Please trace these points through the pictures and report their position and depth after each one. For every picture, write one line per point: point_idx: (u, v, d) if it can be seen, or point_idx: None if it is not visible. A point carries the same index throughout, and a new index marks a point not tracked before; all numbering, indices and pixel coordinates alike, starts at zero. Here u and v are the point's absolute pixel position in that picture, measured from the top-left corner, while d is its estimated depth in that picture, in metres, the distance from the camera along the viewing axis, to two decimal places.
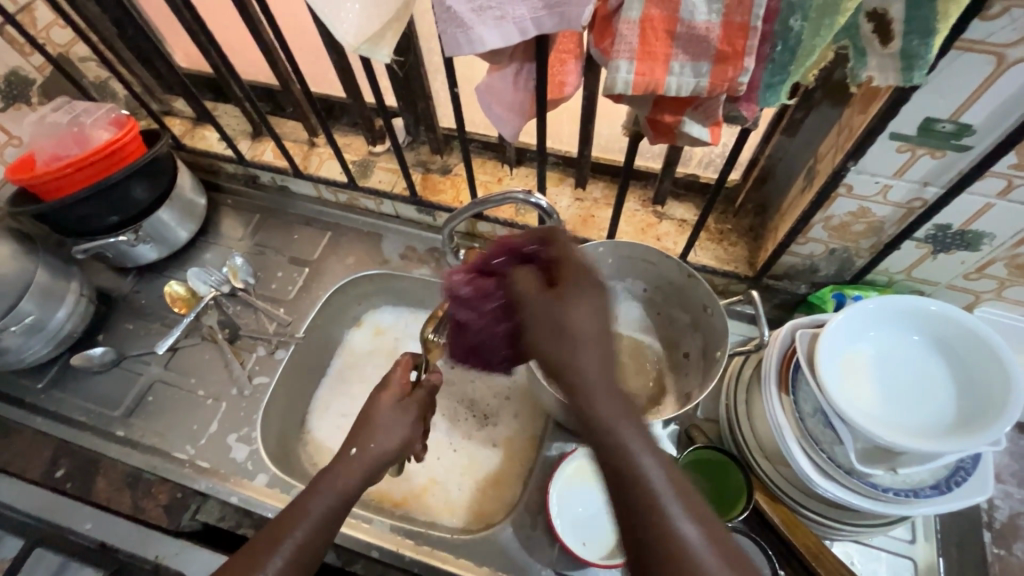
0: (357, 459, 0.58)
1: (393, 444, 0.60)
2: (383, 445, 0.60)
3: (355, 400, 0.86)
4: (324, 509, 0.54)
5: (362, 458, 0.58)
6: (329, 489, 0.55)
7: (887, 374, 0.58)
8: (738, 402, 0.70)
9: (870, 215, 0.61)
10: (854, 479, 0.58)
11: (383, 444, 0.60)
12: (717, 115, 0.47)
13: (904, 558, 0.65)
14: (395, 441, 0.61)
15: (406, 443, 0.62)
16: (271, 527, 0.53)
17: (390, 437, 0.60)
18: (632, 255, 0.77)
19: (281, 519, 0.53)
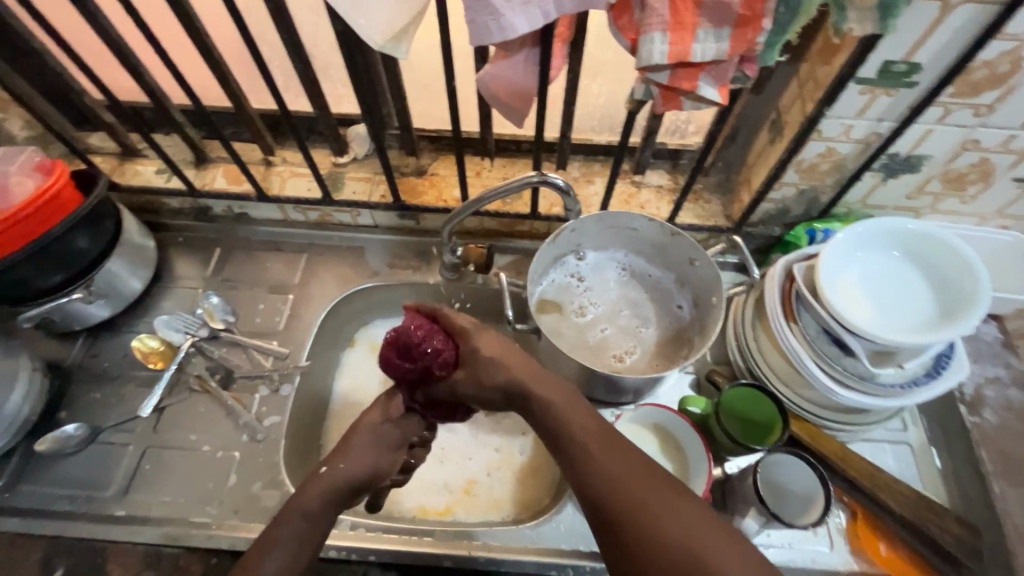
0: (322, 482, 0.59)
1: (365, 468, 0.62)
2: (353, 469, 0.61)
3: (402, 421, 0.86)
4: (294, 535, 0.55)
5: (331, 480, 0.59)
6: (296, 515, 0.56)
7: (878, 288, 0.67)
8: (748, 339, 0.76)
9: (835, 153, 0.70)
10: (868, 381, 0.66)
11: (355, 466, 0.61)
12: (728, 75, 0.51)
13: (903, 445, 0.75)
14: (371, 462, 0.63)
15: (380, 466, 0.63)
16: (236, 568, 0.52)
17: (358, 455, 0.62)
18: (616, 224, 0.81)
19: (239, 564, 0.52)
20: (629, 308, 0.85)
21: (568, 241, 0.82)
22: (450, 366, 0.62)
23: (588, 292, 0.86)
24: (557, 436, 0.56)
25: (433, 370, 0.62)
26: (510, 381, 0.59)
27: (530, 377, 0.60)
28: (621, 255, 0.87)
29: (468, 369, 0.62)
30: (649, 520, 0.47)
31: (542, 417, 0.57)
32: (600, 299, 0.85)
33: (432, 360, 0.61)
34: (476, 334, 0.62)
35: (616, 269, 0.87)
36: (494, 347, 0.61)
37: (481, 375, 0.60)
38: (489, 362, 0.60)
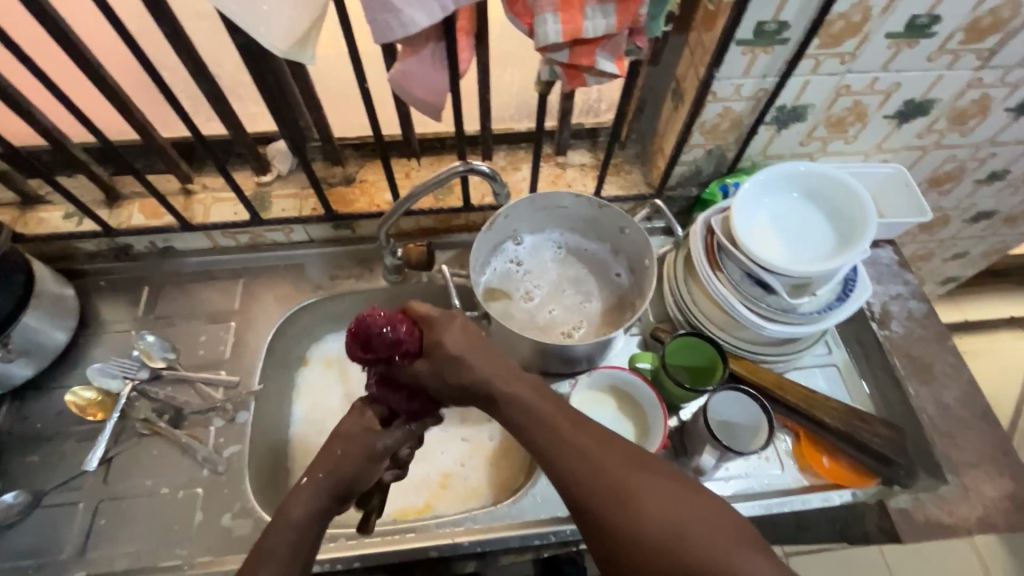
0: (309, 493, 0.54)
1: (350, 473, 0.56)
2: (337, 476, 0.56)
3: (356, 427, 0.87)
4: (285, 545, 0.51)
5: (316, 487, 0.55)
6: (285, 528, 0.52)
7: (785, 227, 0.73)
8: (683, 293, 0.82)
9: (732, 112, 0.76)
10: (790, 313, 0.73)
11: (341, 472, 0.56)
12: (621, 48, 0.55)
13: (830, 366, 0.82)
14: (355, 464, 0.57)
15: (367, 467, 0.58)
16: None
17: (342, 460, 0.57)
18: (546, 205, 0.85)
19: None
20: (570, 284, 0.89)
21: (503, 228, 0.85)
22: (411, 357, 0.56)
23: (530, 274, 0.89)
24: (527, 426, 0.56)
25: (394, 358, 0.56)
26: (482, 372, 0.56)
27: (494, 371, 0.57)
28: (556, 235, 0.91)
29: (434, 358, 0.56)
30: (631, 502, 0.49)
31: (509, 410, 0.57)
32: (542, 279, 0.89)
33: (391, 349, 0.55)
34: (442, 322, 0.58)
35: (553, 249, 0.91)
36: (461, 339, 0.57)
37: (451, 371, 0.56)
38: (458, 356, 0.56)
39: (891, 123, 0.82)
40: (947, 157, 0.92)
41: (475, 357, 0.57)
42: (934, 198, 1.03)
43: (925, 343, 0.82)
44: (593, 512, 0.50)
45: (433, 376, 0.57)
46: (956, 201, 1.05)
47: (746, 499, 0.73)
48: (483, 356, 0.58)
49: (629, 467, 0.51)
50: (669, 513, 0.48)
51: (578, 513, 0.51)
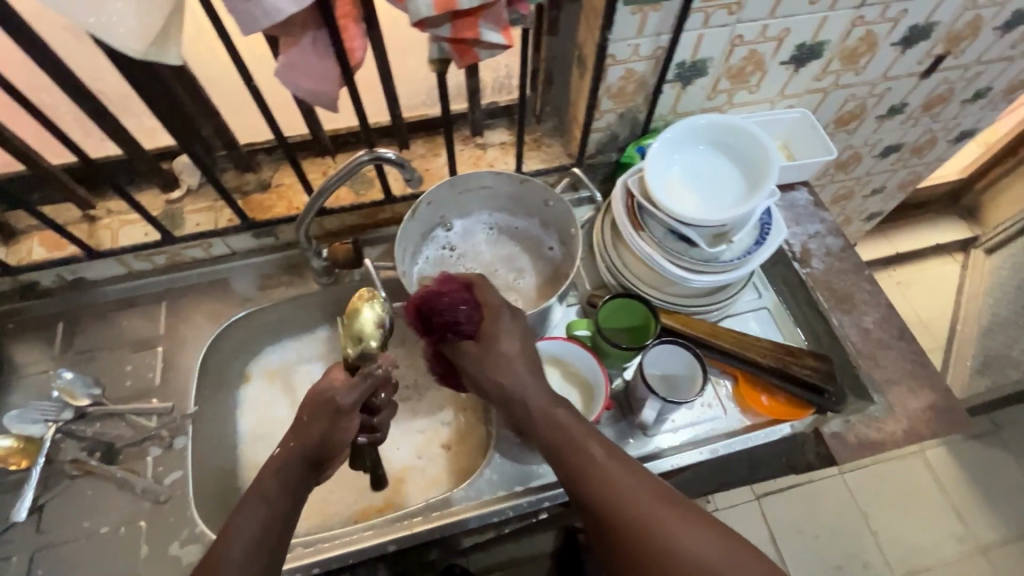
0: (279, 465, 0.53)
1: (320, 436, 0.55)
2: (305, 440, 0.55)
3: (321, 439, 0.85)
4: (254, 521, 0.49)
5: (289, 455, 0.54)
6: (257, 505, 0.50)
7: (697, 181, 0.75)
8: (613, 257, 0.83)
9: (634, 73, 0.77)
10: (712, 263, 0.75)
11: (312, 433, 0.55)
12: (502, 19, 0.55)
13: (761, 309, 0.85)
14: (325, 427, 0.55)
15: (335, 432, 0.56)
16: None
17: (310, 424, 0.55)
18: (469, 187, 0.85)
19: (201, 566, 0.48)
20: (505, 264, 0.89)
21: (429, 216, 0.84)
22: (464, 337, 0.61)
23: (463, 259, 0.89)
24: (560, 449, 0.55)
25: (447, 334, 0.61)
26: (515, 382, 0.59)
27: (531, 385, 0.59)
28: (485, 216, 0.91)
29: (483, 346, 0.60)
30: (659, 540, 0.48)
31: (542, 429, 0.57)
32: (474, 263, 0.89)
33: (450, 321, 0.60)
34: (507, 317, 0.62)
35: (484, 231, 0.91)
36: (516, 342, 0.61)
37: (490, 368, 0.60)
38: (504, 358, 0.60)
39: (788, 69, 0.85)
40: (847, 97, 0.96)
41: (517, 361, 0.60)
42: (842, 137, 1.08)
43: (844, 275, 0.86)
44: (620, 545, 0.50)
45: (474, 362, 0.60)
46: (864, 138, 1.10)
47: (692, 447, 0.76)
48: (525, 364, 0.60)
49: (661, 505, 0.50)
50: (702, 556, 0.47)
51: (604, 544, 0.51)
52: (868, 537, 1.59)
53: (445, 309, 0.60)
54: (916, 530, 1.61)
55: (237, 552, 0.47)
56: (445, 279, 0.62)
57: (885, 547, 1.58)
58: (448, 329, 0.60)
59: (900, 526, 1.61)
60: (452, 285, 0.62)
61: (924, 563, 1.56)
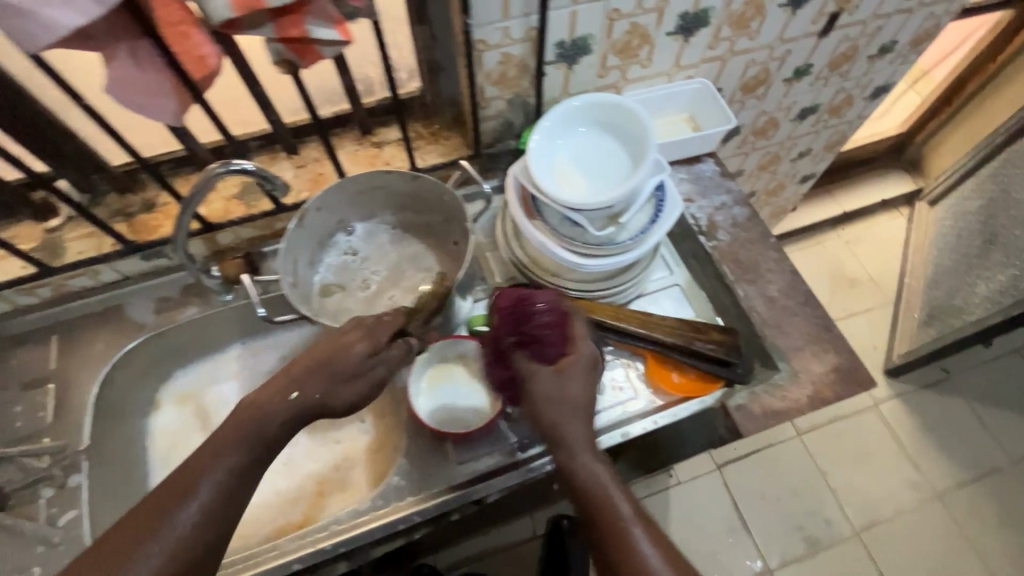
0: (284, 410, 0.56)
1: (340, 395, 0.58)
2: (326, 392, 0.58)
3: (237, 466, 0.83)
4: (213, 487, 0.51)
5: (298, 402, 0.57)
6: (249, 441, 0.54)
7: (582, 163, 0.73)
8: (514, 248, 0.82)
9: (512, 57, 0.75)
10: (605, 245, 0.73)
11: (332, 390, 0.58)
12: (333, 14, 0.53)
13: (673, 286, 0.84)
14: (342, 388, 0.59)
15: (351, 395, 0.59)
16: (166, 488, 0.51)
17: (330, 376, 0.58)
18: (361, 189, 0.82)
19: (176, 481, 0.52)
20: (410, 264, 0.87)
21: (322, 222, 0.82)
22: (546, 358, 0.64)
23: (366, 263, 0.87)
24: (595, 506, 0.57)
25: (538, 338, 0.65)
26: (572, 429, 0.61)
27: (574, 437, 0.61)
28: (386, 216, 0.88)
29: (557, 379, 0.63)
30: None
31: (576, 489, 0.59)
32: (378, 266, 0.87)
33: (545, 338, 0.64)
34: (579, 371, 0.63)
35: (387, 232, 0.88)
36: (581, 391, 0.63)
37: (545, 411, 0.62)
38: (573, 405, 0.62)
39: (677, 40, 0.83)
40: (746, 63, 0.94)
41: (579, 413, 0.62)
42: (754, 104, 1.07)
43: (750, 245, 0.85)
44: None
45: (548, 389, 0.63)
46: (776, 103, 1.09)
47: (604, 433, 0.75)
48: (583, 419, 0.62)
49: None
50: None
51: None
52: (828, 495, 1.62)
53: (539, 322, 0.65)
54: (874, 484, 1.64)
55: (215, 483, 0.52)
56: (553, 306, 0.66)
57: (844, 503, 1.61)
58: (521, 334, 0.66)
59: (858, 481, 1.64)
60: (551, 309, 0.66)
61: (883, 515, 1.60)
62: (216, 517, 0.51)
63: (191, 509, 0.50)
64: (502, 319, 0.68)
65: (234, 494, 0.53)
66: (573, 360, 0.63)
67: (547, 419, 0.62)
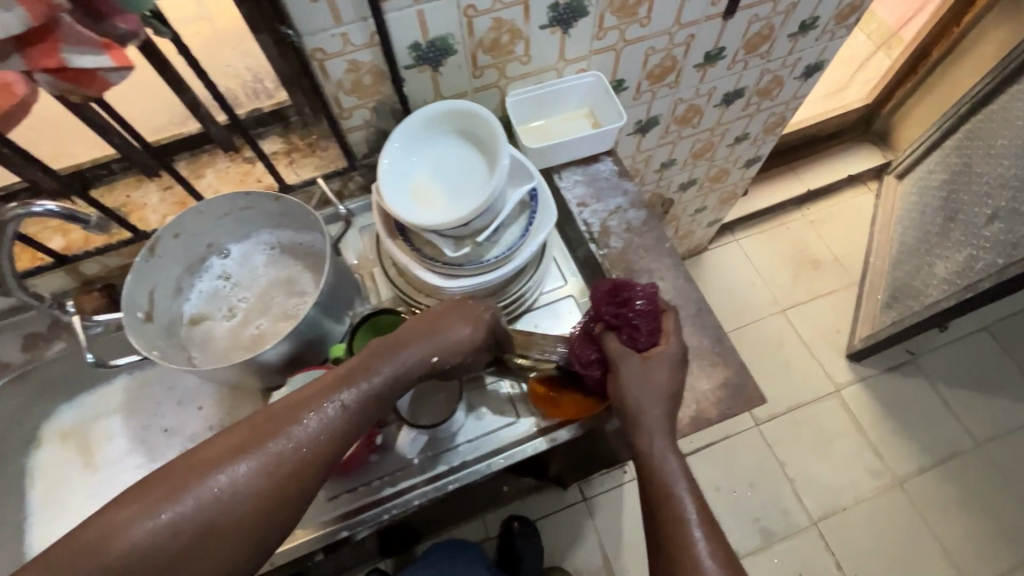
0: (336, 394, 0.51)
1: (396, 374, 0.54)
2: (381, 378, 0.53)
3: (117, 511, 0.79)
4: (364, 392, 0.52)
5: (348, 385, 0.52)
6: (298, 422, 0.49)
7: (440, 177, 0.68)
8: (389, 266, 0.77)
9: (361, 64, 0.69)
10: (467, 264, 0.68)
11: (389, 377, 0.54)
12: (95, 39, 0.48)
13: (566, 298, 0.81)
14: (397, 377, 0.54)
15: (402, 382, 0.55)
16: (197, 461, 0.46)
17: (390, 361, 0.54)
18: (223, 211, 0.77)
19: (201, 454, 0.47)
20: (289, 286, 0.82)
21: (183, 248, 0.77)
22: (642, 343, 0.61)
23: (242, 285, 0.82)
24: (659, 502, 0.56)
25: (631, 329, 0.61)
26: (655, 419, 0.59)
27: (668, 420, 0.60)
28: (263, 236, 0.83)
29: (651, 364, 0.60)
30: None
31: (655, 474, 0.58)
32: (254, 290, 0.82)
33: (641, 323, 0.60)
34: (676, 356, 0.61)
35: (265, 253, 0.84)
36: (669, 379, 0.60)
37: (646, 393, 0.59)
38: (660, 392, 0.60)
39: (554, 33, 0.77)
40: (645, 50, 0.87)
41: (662, 402, 0.60)
42: (667, 93, 1.00)
43: (644, 251, 0.80)
44: None
45: (634, 381, 0.60)
46: (693, 89, 1.02)
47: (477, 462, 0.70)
48: (670, 405, 0.60)
49: None
50: None
51: None
52: (787, 485, 1.58)
53: (640, 312, 0.61)
54: (834, 472, 1.60)
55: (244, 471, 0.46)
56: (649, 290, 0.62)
57: (802, 494, 1.57)
58: (633, 322, 0.61)
59: (818, 471, 1.60)
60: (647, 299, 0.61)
61: (842, 503, 1.56)
62: (233, 508, 0.45)
63: (238, 470, 0.46)
64: (598, 297, 0.63)
65: (267, 487, 0.47)
66: (662, 353, 0.60)
67: (635, 402, 0.60)
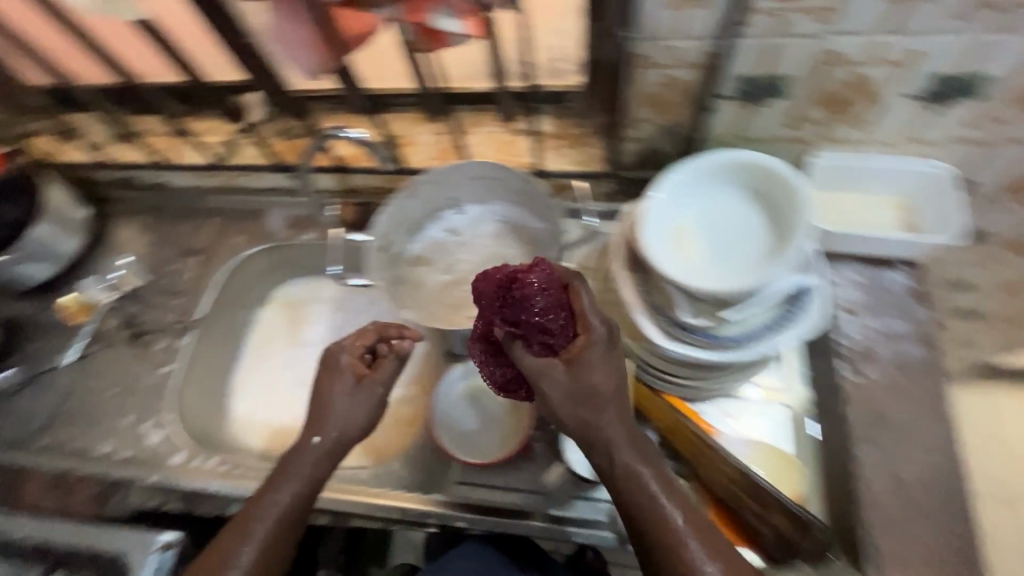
0: (295, 470, 0.60)
1: (341, 427, 0.62)
2: (331, 435, 0.62)
3: (294, 390, 0.89)
4: (290, 498, 0.59)
5: (296, 466, 0.60)
6: (275, 507, 0.58)
7: (709, 230, 0.61)
8: (606, 291, 0.72)
9: (677, 81, 0.63)
10: (699, 334, 0.60)
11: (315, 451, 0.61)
12: (462, 6, 0.53)
13: (778, 404, 0.71)
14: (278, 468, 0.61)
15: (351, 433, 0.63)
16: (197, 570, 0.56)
17: (339, 419, 0.62)
18: (477, 174, 0.80)
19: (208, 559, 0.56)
20: (504, 265, 0.83)
21: (434, 195, 0.82)
22: (559, 347, 0.53)
23: (465, 244, 0.85)
24: (650, 527, 0.52)
25: (529, 338, 0.53)
26: (608, 426, 0.52)
27: (621, 429, 0.53)
28: (498, 206, 0.85)
29: (577, 370, 0.52)
30: None
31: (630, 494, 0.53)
32: (472, 254, 0.84)
33: (533, 331, 0.52)
34: (598, 356, 0.52)
35: (495, 223, 0.85)
36: (611, 378, 0.52)
37: (592, 401, 0.52)
38: (604, 400, 0.52)
39: (917, 106, 0.61)
40: None
41: (611, 408, 0.53)
42: None
43: None
44: None
45: (574, 394, 0.52)
46: None
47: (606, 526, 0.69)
48: (614, 407, 0.53)
49: None
50: None
51: None
52: None
53: (545, 307, 0.52)
54: None
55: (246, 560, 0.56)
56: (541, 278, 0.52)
57: None
58: (547, 327, 0.52)
59: None
60: (530, 290, 0.52)
61: None
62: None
63: (242, 559, 0.56)
64: (490, 305, 0.54)
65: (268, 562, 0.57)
66: (584, 349, 0.52)
67: (575, 417, 0.52)
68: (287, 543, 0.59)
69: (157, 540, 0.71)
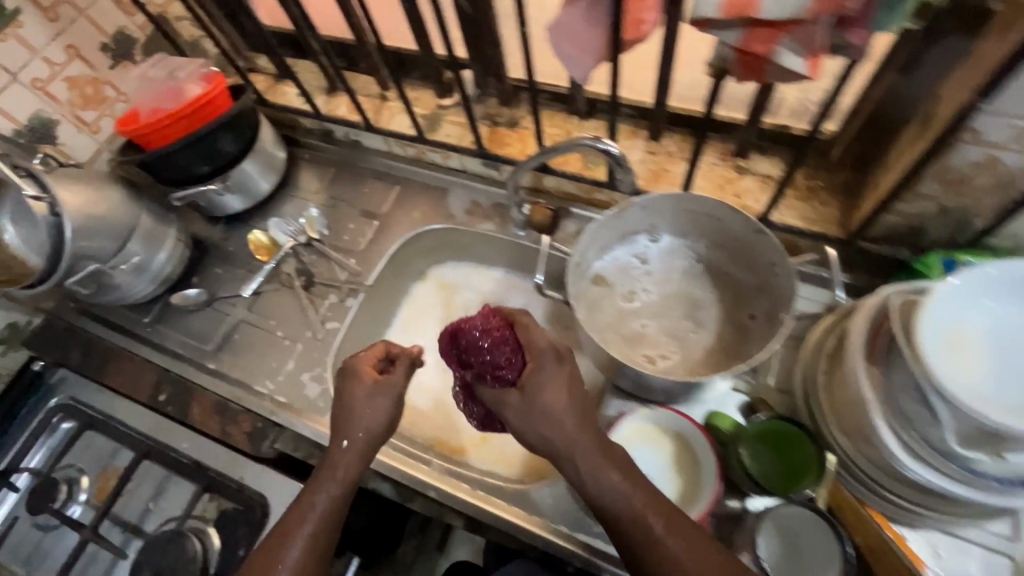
0: (327, 474, 0.61)
1: (364, 425, 0.63)
2: (364, 429, 0.63)
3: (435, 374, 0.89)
4: (328, 499, 0.60)
5: (331, 472, 0.61)
6: (314, 508, 0.60)
7: (1005, 347, 0.51)
8: (818, 371, 0.65)
9: (998, 165, 0.54)
10: (951, 461, 0.52)
11: (350, 458, 0.62)
12: (818, 46, 0.43)
13: (1003, 556, 0.60)
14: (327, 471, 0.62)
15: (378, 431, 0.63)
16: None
17: (360, 421, 0.63)
18: (692, 208, 0.73)
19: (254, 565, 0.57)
20: (690, 308, 0.77)
21: (638, 219, 0.75)
22: (508, 382, 0.57)
23: (651, 276, 0.79)
24: (637, 536, 0.51)
25: (487, 374, 0.58)
26: (569, 442, 0.54)
27: (595, 442, 0.54)
28: (697, 243, 0.78)
29: (526, 393, 0.55)
30: None
31: (609, 504, 0.53)
32: (658, 288, 0.79)
33: (491, 365, 0.58)
34: (549, 372, 0.56)
35: (690, 260, 0.79)
36: (563, 394, 0.55)
37: (549, 422, 0.54)
38: (553, 416, 0.54)
39: None
40: None
41: (566, 418, 0.54)
42: None
43: None
44: None
45: (521, 419, 0.55)
46: None
47: None
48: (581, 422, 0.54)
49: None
50: None
51: None
52: None
53: (501, 339, 0.59)
54: None
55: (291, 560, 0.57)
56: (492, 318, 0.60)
57: None
58: (500, 369, 0.57)
59: None
60: (496, 328, 0.60)
61: None
62: None
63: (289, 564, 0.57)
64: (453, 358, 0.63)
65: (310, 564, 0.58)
66: (532, 372, 0.56)
67: (539, 437, 0.55)
68: (328, 541, 0.60)
69: (306, 491, 0.76)
